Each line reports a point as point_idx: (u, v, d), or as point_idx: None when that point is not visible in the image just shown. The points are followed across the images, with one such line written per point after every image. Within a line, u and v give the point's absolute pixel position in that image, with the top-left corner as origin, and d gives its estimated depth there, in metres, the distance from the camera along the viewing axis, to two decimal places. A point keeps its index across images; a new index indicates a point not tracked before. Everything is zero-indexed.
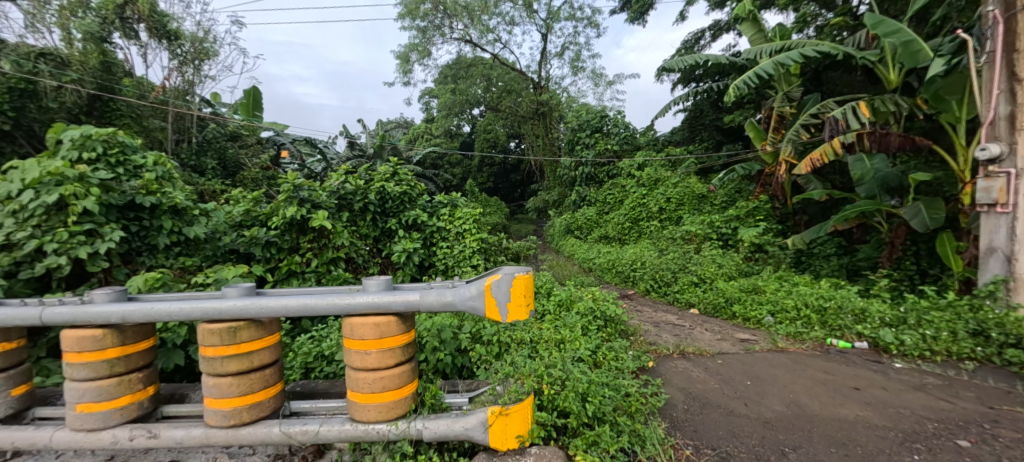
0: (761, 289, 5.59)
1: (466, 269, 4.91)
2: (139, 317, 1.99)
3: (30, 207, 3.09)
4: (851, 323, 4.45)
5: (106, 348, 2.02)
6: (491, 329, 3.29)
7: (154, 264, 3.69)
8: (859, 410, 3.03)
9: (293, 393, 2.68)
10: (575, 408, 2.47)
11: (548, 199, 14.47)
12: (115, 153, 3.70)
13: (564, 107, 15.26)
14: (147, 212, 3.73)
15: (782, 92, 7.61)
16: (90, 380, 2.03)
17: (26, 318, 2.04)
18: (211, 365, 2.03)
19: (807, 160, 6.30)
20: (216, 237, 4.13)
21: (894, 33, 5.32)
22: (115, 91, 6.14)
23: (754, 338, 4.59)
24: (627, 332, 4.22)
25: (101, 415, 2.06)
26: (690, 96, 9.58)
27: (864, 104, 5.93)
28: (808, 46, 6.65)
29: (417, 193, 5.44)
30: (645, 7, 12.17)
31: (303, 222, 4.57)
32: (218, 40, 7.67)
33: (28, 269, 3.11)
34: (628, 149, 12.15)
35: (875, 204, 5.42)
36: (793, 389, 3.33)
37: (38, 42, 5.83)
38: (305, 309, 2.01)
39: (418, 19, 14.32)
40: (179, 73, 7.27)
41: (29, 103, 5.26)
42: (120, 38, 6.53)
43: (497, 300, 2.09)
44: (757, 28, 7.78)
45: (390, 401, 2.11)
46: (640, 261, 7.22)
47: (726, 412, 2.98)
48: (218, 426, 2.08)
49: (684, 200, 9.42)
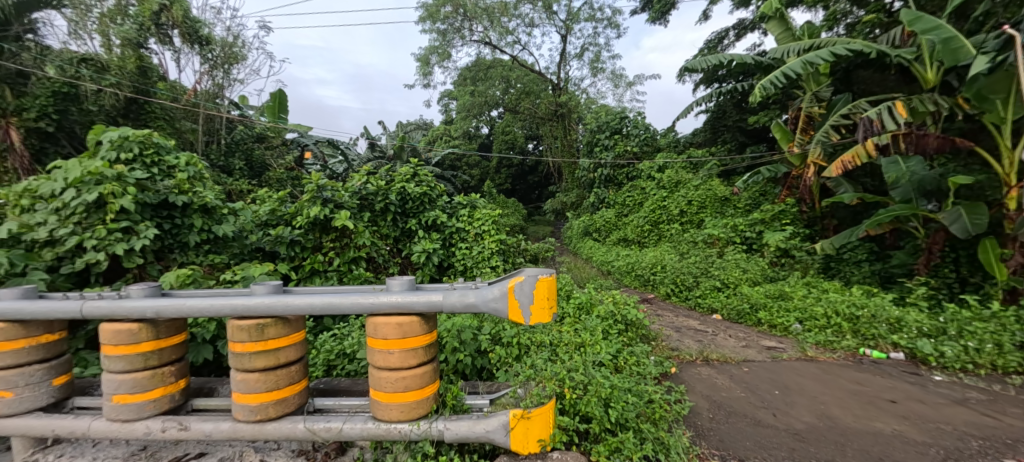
0: (789, 295, 5.42)
1: (485, 271, 4.97)
2: (171, 313, 2.04)
3: (71, 205, 3.24)
4: (886, 332, 4.29)
5: (142, 341, 2.09)
6: (510, 331, 3.32)
7: (185, 261, 3.79)
8: (896, 424, 2.91)
9: (317, 390, 2.73)
10: (598, 414, 2.44)
11: (567, 201, 14.42)
12: (151, 154, 3.85)
13: (583, 108, 15.21)
14: (179, 211, 3.82)
15: (810, 92, 7.40)
16: (126, 372, 2.10)
17: (68, 311, 2.12)
18: (239, 361, 2.06)
19: (838, 162, 6.08)
20: (243, 236, 4.22)
21: (933, 30, 5.10)
22: (151, 94, 6.39)
23: (781, 346, 4.46)
24: (648, 337, 4.15)
25: (135, 406, 2.12)
26: (714, 96, 9.39)
27: (901, 103, 5.71)
28: (839, 44, 6.42)
29: (437, 194, 5.48)
30: (666, 8, 12.01)
31: (326, 222, 4.68)
32: (246, 44, 7.95)
33: (69, 263, 3.24)
34: (648, 151, 12.00)
35: (911, 208, 5.21)
36: (824, 400, 3.21)
37: (80, 48, 6.11)
38: (330, 308, 2.04)
39: (438, 22, 14.50)
40: (210, 77, 7.55)
41: (71, 106, 5.63)
42: (155, 44, 6.76)
43: (520, 302, 2.07)
44: (784, 26, 7.57)
45: (411, 401, 2.11)
46: (660, 265, 7.11)
47: (753, 422, 2.89)
48: (244, 420, 2.12)
49: (706, 202, 9.23)
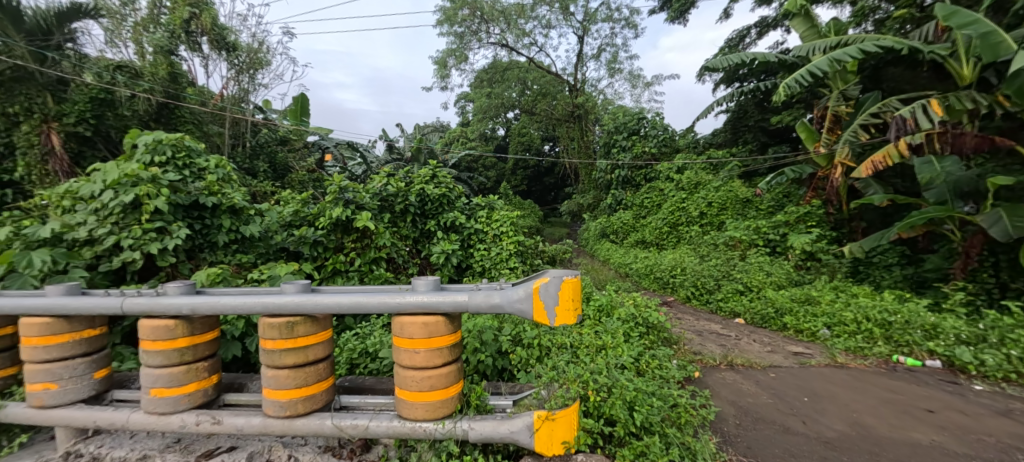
0: (816, 299, 5.27)
1: (504, 272, 5.00)
2: (206, 310, 2.11)
3: (110, 205, 3.38)
4: (921, 339, 4.13)
5: (177, 337, 2.17)
6: (531, 332, 3.32)
7: (215, 260, 3.89)
8: (934, 435, 2.80)
9: (343, 388, 2.77)
10: (623, 417, 2.42)
11: (583, 202, 14.33)
12: (182, 157, 3.98)
13: (600, 110, 15.13)
14: (209, 212, 3.93)
15: (837, 90, 7.20)
16: (162, 367, 2.17)
17: (109, 307, 2.20)
18: (270, 357, 2.11)
19: (868, 162, 5.89)
20: (269, 236, 4.32)
21: (971, 24, 4.87)
22: (181, 99, 6.61)
23: (808, 351, 4.34)
24: (670, 341, 4.08)
25: (171, 400, 2.19)
26: (735, 96, 9.23)
27: (937, 101, 5.52)
28: (868, 41, 6.24)
29: (455, 196, 5.53)
30: (686, 7, 11.86)
31: (347, 223, 4.76)
32: (271, 50, 8.17)
33: (106, 262, 3.36)
34: (667, 152, 11.85)
35: (946, 210, 5.01)
36: (856, 408, 3.11)
37: (116, 56, 6.38)
38: (357, 307, 2.07)
39: (455, 25, 14.63)
40: (236, 82, 7.78)
41: (106, 112, 5.84)
42: (185, 51, 7.00)
43: (545, 303, 2.06)
44: (810, 23, 7.39)
45: (436, 400, 2.12)
46: (680, 267, 7.01)
47: (782, 430, 2.82)
48: (274, 416, 2.17)
49: (727, 204, 9.06)
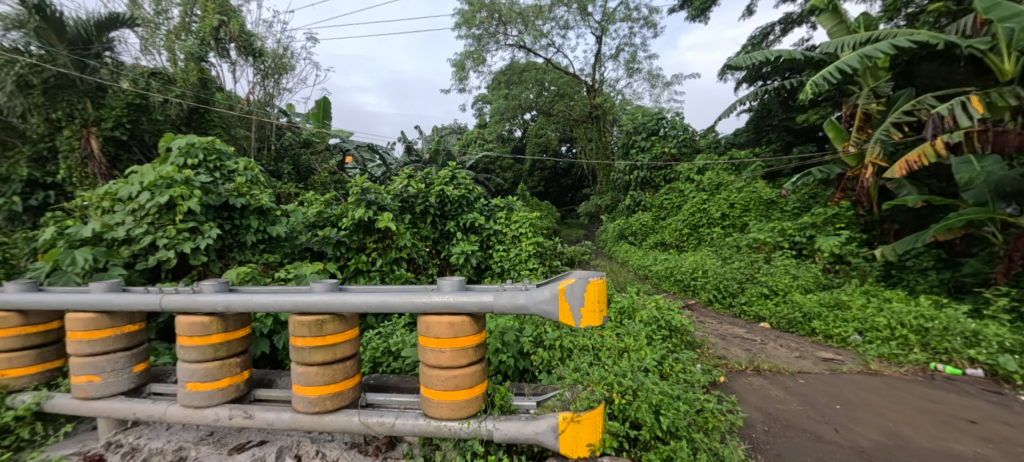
0: (846, 304, 5.10)
1: (523, 273, 5.02)
2: (239, 307, 2.18)
3: (146, 206, 3.51)
4: (961, 346, 3.96)
5: (212, 333, 2.24)
6: (552, 333, 3.32)
7: (243, 259, 3.99)
8: (978, 447, 2.67)
9: (368, 386, 2.81)
10: (649, 420, 2.40)
11: (601, 204, 14.22)
12: (213, 160, 4.11)
13: (618, 110, 15.00)
14: (238, 213, 4.04)
15: (868, 88, 6.97)
16: (198, 362, 2.24)
17: (148, 304, 2.29)
18: (300, 354, 2.15)
19: (902, 162, 5.68)
20: (294, 237, 4.41)
21: (1013, 17, 4.68)
22: (210, 103, 6.83)
23: (839, 358, 4.20)
24: (693, 344, 4.01)
25: (206, 394, 2.26)
26: (759, 94, 9.02)
27: (978, 98, 5.30)
28: (901, 36, 6.02)
29: (474, 197, 5.57)
30: (706, 5, 11.66)
31: (369, 223, 4.83)
32: (295, 55, 8.37)
33: (143, 261, 3.49)
34: (687, 153, 11.66)
35: (987, 211, 4.79)
36: (892, 417, 2.99)
37: (150, 63, 6.63)
38: (384, 306, 2.10)
39: (473, 27, 14.72)
40: (262, 87, 8.01)
41: (141, 116, 6.01)
42: (214, 57, 7.23)
43: (571, 304, 2.05)
44: (838, 19, 7.18)
45: (461, 400, 2.13)
46: (702, 270, 6.87)
47: (813, 438, 2.74)
48: (304, 411, 2.21)
49: (750, 205, 8.86)
